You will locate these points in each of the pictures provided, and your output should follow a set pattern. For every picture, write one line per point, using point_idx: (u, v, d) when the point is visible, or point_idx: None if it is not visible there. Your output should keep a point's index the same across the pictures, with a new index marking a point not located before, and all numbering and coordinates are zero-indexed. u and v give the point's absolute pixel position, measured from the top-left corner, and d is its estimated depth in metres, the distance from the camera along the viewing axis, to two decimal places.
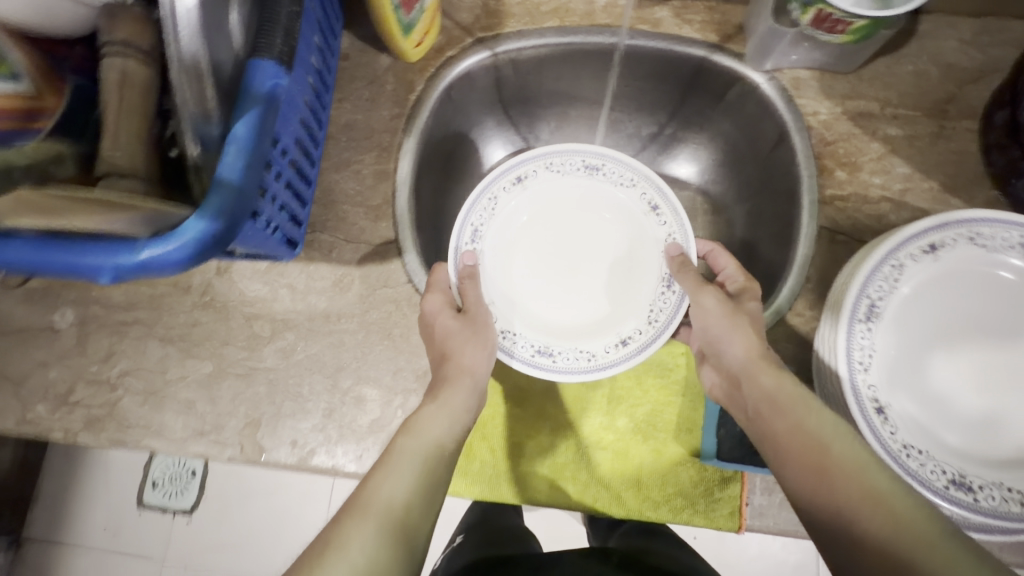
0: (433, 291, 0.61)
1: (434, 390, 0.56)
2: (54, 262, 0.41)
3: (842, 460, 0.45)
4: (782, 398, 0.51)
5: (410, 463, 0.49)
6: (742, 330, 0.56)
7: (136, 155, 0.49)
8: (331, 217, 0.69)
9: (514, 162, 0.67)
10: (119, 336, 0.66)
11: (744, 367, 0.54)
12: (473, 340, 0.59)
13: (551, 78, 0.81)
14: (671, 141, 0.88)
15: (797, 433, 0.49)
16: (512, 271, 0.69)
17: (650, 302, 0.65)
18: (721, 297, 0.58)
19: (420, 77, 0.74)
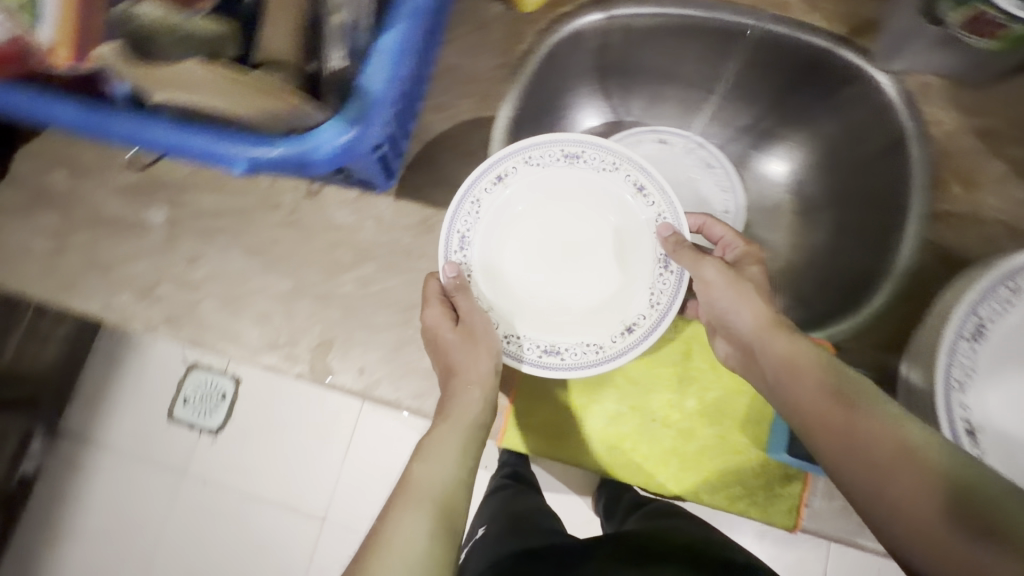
0: (428, 308, 0.60)
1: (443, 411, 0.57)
2: (195, 145, 0.43)
3: (870, 421, 0.46)
4: (805, 364, 0.50)
5: (432, 479, 0.52)
6: (745, 294, 0.55)
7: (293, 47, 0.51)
8: (425, 157, 0.69)
9: (492, 160, 0.60)
10: (206, 241, 0.68)
11: (756, 333, 0.53)
12: (472, 348, 0.58)
13: (658, 51, 0.77)
14: (766, 136, 0.82)
15: (820, 394, 0.48)
16: (507, 273, 0.64)
17: (649, 285, 0.61)
18: (721, 266, 0.56)
19: (531, 30, 0.72)
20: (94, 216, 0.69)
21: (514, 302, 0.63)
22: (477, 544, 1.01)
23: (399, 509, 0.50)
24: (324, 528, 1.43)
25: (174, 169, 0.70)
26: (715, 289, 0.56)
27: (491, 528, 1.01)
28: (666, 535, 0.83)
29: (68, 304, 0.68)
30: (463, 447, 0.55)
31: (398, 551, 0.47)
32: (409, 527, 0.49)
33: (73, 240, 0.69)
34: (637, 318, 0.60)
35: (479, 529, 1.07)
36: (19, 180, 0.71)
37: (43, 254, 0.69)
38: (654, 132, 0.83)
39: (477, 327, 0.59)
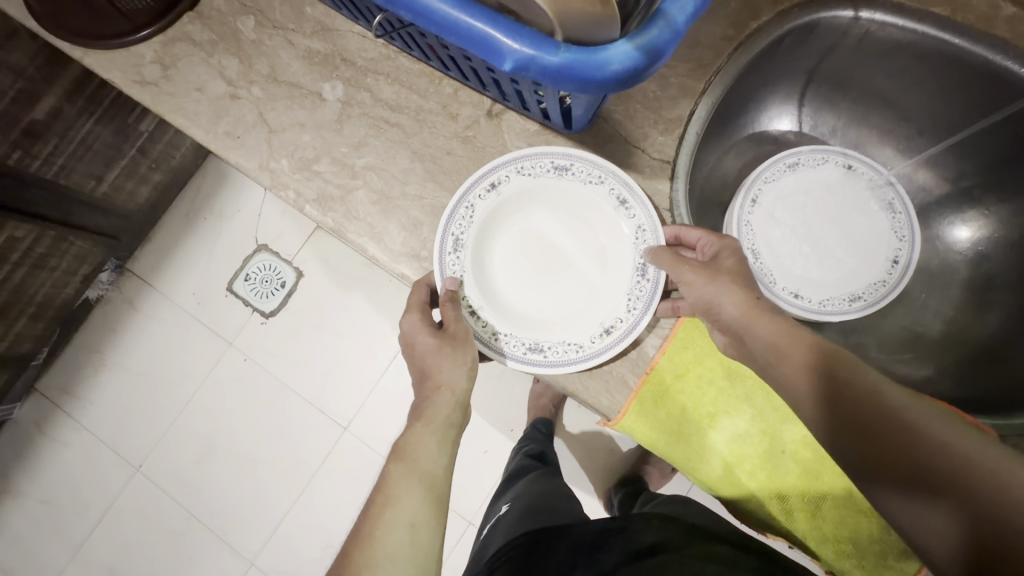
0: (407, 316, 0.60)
1: (418, 412, 0.58)
2: (473, 29, 0.39)
3: (894, 416, 0.46)
4: (807, 352, 0.49)
5: (412, 473, 0.54)
6: (725, 285, 0.53)
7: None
8: (620, 111, 0.64)
9: (485, 167, 0.60)
10: (377, 131, 0.66)
11: (744, 317, 0.51)
12: (443, 357, 0.56)
13: (886, 69, 0.71)
14: (962, 198, 0.75)
15: (839, 390, 0.47)
16: (490, 278, 0.61)
17: (625, 290, 0.58)
18: (695, 265, 0.54)
19: (770, 8, 0.65)
20: (273, 73, 0.68)
21: (494, 301, 0.60)
22: (499, 522, 1.00)
23: (387, 501, 0.52)
24: (343, 437, 1.42)
25: (363, 49, 0.67)
26: (694, 289, 0.54)
27: (514, 505, 1.01)
28: (682, 539, 0.73)
29: (228, 152, 0.67)
30: (441, 445, 0.56)
31: (390, 540, 0.49)
32: (394, 519, 0.50)
33: (248, 91, 0.68)
34: (615, 320, 0.57)
35: (501, 508, 1.06)
36: (211, 16, 0.69)
37: (216, 96, 0.68)
38: (843, 155, 0.77)
39: (452, 336, 0.57)
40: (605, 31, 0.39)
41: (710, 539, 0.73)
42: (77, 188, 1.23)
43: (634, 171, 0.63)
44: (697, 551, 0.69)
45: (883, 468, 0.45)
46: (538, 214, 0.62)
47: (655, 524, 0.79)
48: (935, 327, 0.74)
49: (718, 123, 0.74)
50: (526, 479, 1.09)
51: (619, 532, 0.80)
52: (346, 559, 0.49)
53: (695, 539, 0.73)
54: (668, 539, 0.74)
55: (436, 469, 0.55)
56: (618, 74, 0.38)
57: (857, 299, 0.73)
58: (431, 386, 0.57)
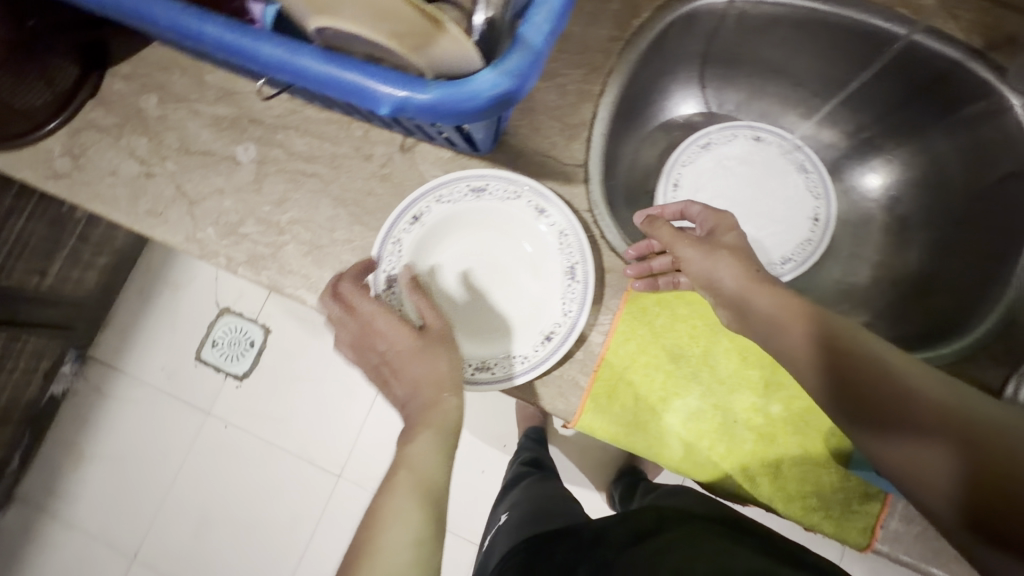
0: (375, 320, 0.54)
1: (410, 423, 0.51)
2: (346, 81, 0.40)
3: (890, 380, 0.46)
4: (805, 327, 0.50)
5: (408, 487, 0.47)
6: (724, 258, 0.55)
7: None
8: (525, 124, 0.66)
9: (405, 201, 0.61)
10: (295, 184, 0.67)
11: (740, 290, 0.53)
12: (430, 358, 0.52)
13: (770, 43, 0.76)
14: (866, 147, 0.80)
15: (837, 361, 0.48)
16: None
17: (558, 295, 0.60)
18: (695, 241, 0.57)
19: (648, 4, 0.69)
20: (184, 145, 0.69)
21: None
22: (501, 530, 1.00)
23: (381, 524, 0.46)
24: (339, 486, 1.40)
25: (268, 108, 0.69)
26: (692, 264, 0.56)
27: (512, 514, 1.00)
28: (670, 526, 0.73)
29: (152, 231, 0.67)
30: (440, 455, 0.49)
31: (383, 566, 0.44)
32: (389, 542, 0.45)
33: (161, 167, 0.68)
34: (554, 325, 0.59)
35: (501, 517, 1.06)
36: (112, 100, 0.70)
37: (131, 177, 0.68)
38: (751, 128, 0.80)
39: (439, 336, 0.53)
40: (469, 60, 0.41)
41: (701, 523, 0.72)
42: (19, 286, 1.20)
43: (549, 179, 0.65)
44: (680, 539, 0.69)
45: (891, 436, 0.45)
46: (465, 236, 0.64)
47: (651, 517, 0.78)
48: (866, 273, 0.79)
49: (626, 118, 0.77)
50: (521, 488, 1.09)
51: (613, 529, 0.79)
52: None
53: (684, 525, 0.72)
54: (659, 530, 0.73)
55: (438, 478, 0.48)
56: (487, 101, 0.40)
57: (789, 261, 0.77)
58: (423, 394, 0.51)
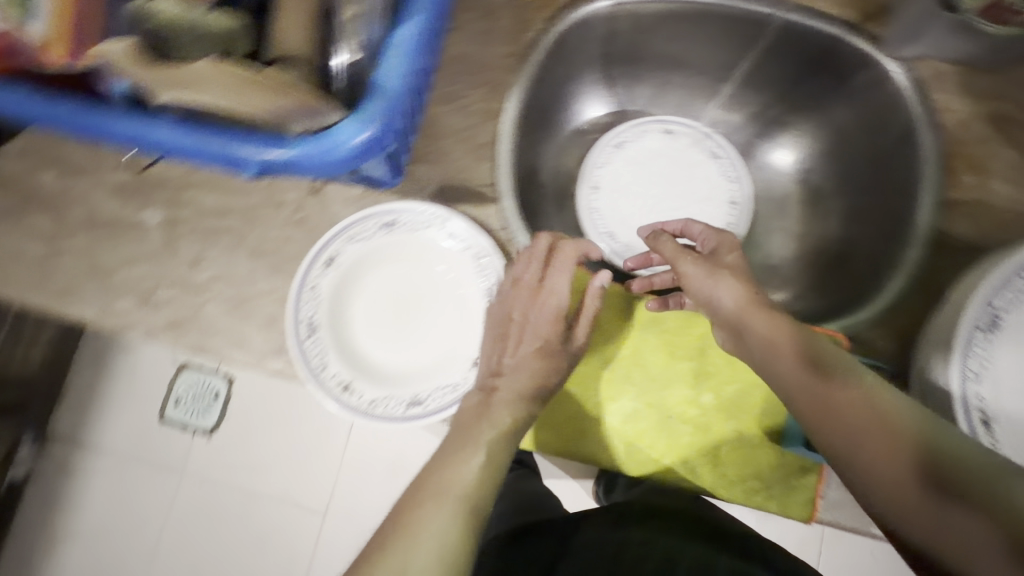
0: (548, 294, 0.57)
1: (476, 410, 0.54)
2: (205, 149, 0.40)
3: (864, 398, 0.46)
4: (791, 343, 0.50)
5: (466, 469, 0.51)
6: (725, 279, 0.56)
7: (309, 40, 0.47)
8: (432, 151, 0.66)
9: (317, 245, 0.61)
10: (208, 243, 0.65)
11: (738, 313, 0.53)
12: (543, 362, 0.56)
13: (665, 37, 0.77)
14: (775, 124, 0.82)
15: (814, 379, 0.48)
16: (357, 347, 0.61)
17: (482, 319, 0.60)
18: (697, 260, 0.58)
19: (538, 17, 0.70)
20: (89, 217, 0.66)
21: (366, 368, 0.60)
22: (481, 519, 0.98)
23: (432, 501, 0.49)
24: (325, 526, 1.36)
25: (171, 168, 0.67)
26: (692, 281, 0.57)
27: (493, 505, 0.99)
28: (650, 535, 0.69)
29: (64, 310, 0.65)
30: (501, 452, 0.53)
31: (425, 540, 0.46)
32: (439, 514, 0.48)
33: (67, 243, 0.66)
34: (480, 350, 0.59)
35: None
36: (6, 181, 0.67)
37: (35, 257, 0.66)
38: (660, 122, 0.82)
39: (574, 353, 0.57)
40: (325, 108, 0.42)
41: (681, 534, 0.68)
42: None
43: (462, 203, 0.65)
44: (656, 561, 0.65)
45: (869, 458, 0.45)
46: (384, 271, 0.63)
47: (636, 513, 0.73)
48: (791, 247, 0.81)
49: (536, 129, 0.78)
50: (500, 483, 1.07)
51: (594, 522, 0.75)
52: (373, 556, 0.46)
53: (664, 536, 0.68)
54: (640, 533, 0.69)
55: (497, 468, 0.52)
56: (354, 149, 0.40)
57: None
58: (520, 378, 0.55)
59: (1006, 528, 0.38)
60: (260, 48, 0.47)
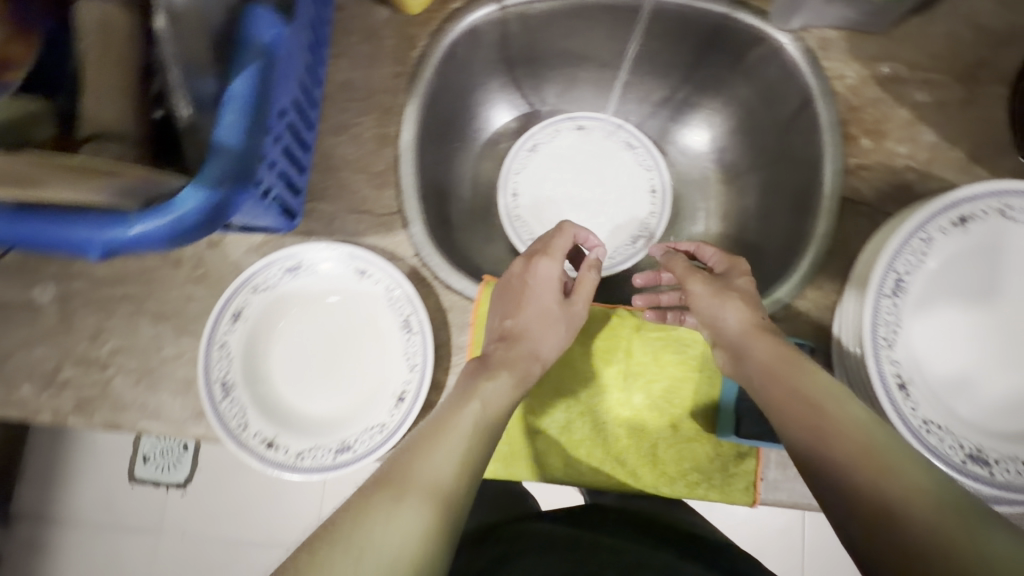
0: (540, 261, 0.62)
1: (460, 399, 0.51)
2: (40, 235, 0.38)
3: (840, 420, 0.46)
4: (775, 361, 0.51)
5: (438, 452, 0.45)
6: (728, 300, 0.57)
7: (125, 112, 0.51)
8: (331, 185, 0.64)
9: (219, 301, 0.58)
10: (108, 313, 0.62)
11: (742, 337, 0.54)
12: (547, 325, 0.58)
13: (560, 35, 0.76)
14: (683, 106, 0.82)
15: (795, 398, 0.49)
16: (279, 400, 0.59)
17: (401, 351, 0.59)
18: (707, 280, 0.59)
19: (423, 32, 0.68)
20: None
21: (289, 421, 0.58)
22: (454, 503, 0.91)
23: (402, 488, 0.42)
24: None
25: None
26: (699, 300, 0.59)
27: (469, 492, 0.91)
28: (619, 540, 0.64)
29: None
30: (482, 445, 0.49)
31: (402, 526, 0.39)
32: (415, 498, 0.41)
33: None
34: (404, 385, 0.57)
35: None
36: None
37: None
38: (571, 119, 0.80)
39: (574, 319, 0.59)
40: (170, 180, 0.43)
41: (652, 541, 0.64)
42: None
43: (369, 235, 0.64)
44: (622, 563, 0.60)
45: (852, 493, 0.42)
46: (298, 317, 0.61)
47: (610, 519, 0.68)
48: (715, 227, 0.82)
49: (444, 145, 0.76)
50: None
51: (568, 521, 0.70)
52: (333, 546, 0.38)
53: (634, 541, 0.64)
54: (608, 538, 0.65)
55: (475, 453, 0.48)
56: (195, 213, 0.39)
57: (641, 237, 0.78)
58: (523, 339, 0.57)
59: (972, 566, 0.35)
60: (69, 132, 0.51)
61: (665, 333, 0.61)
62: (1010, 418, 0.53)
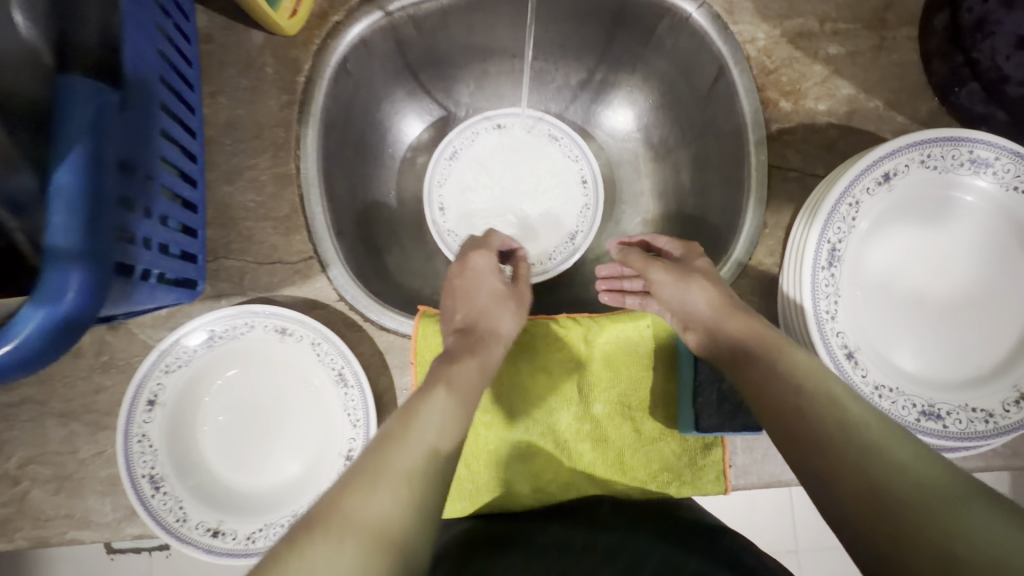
0: (479, 255, 0.63)
1: (423, 395, 0.46)
2: None
3: (816, 399, 0.44)
4: (749, 339, 0.50)
5: (405, 469, 0.39)
6: (695, 284, 0.55)
7: None
8: (235, 238, 0.59)
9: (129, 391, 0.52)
10: (6, 421, 0.56)
11: (715, 316, 0.53)
12: (500, 304, 0.58)
13: (460, 31, 0.71)
14: (603, 87, 0.78)
15: (774, 382, 0.47)
16: (219, 481, 0.54)
17: (341, 408, 0.55)
18: (668, 266, 0.57)
19: (306, 54, 0.62)
20: None
21: (234, 501, 0.54)
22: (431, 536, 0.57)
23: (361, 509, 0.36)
24: None
25: None
26: (665, 288, 0.56)
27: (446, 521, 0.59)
28: (619, 540, 0.51)
29: None
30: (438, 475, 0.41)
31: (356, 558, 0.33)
32: (374, 523, 0.35)
33: None
34: (350, 443, 0.54)
35: None
36: None
37: None
38: (487, 119, 0.76)
39: (521, 300, 0.60)
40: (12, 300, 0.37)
41: (654, 538, 0.51)
42: None
43: (287, 286, 0.59)
44: (623, 564, 0.48)
45: (835, 467, 0.40)
46: (224, 389, 0.56)
47: (605, 512, 0.56)
48: (653, 207, 0.78)
49: (357, 168, 0.70)
50: None
51: (552, 514, 0.56)
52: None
53: (636, 539, 0.51)
54: (606, 538, 0.51)
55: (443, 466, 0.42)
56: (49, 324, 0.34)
57: (577, 234, 0.76)
58: (481, 324, 0.55)
59: (954, 556, 0.32)
60: None
61: (614, 336, 0.59)
62: (956, 366, 0.53)
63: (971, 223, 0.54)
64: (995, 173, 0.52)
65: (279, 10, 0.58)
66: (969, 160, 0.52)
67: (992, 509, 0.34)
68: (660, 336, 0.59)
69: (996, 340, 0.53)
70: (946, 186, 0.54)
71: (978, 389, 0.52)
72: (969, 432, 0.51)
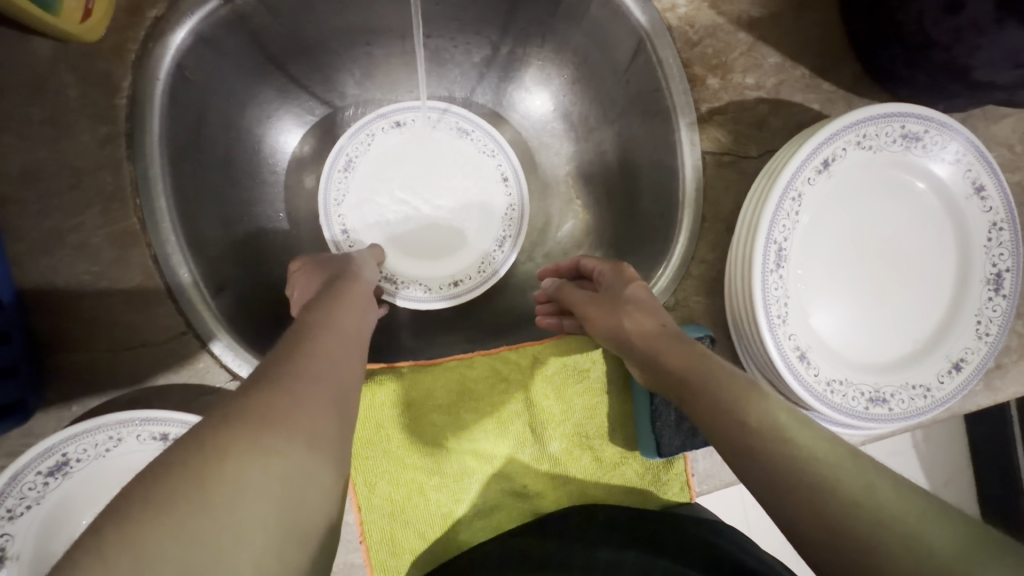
0: (295, 263, 0.52)
1: (296, 352, 0.34)
2: None
3: (763, 429, 0.35)
4: (683, 364, 0.42)
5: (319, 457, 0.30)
6: (623, 314, 0.48)
7: None
8: (71, 322, 0.45)
9: None
10: None
11: (649, 345, 0.45)
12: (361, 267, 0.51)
13: (328, 10, 0.56)
14: (511, 65, 0.67)
15: (718, 413, 0.38)
16: None
17: None
18: (596, 299, 0.51)
19: (123, 66, 0.47)
20: None
21: None
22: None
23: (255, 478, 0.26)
24: None
25: None
26: (597, 324, 0.50)
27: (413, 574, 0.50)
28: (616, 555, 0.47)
29: None
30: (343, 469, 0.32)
31: (254, 516, 0.25)
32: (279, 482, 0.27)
33: None
34: None
35: None
36: None
37: None
38: (382, 117, 0.65)
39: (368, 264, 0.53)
40: None
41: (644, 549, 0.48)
42: None
43: (160, 372, 0.47)
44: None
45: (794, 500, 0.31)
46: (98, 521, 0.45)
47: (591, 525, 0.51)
48: (579, 193, 0.69)
49: (227, 196, 0.56)
50: None
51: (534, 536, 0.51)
52: (131, 545, 0.23)
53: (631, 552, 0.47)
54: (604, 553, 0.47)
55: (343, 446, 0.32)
56: None
57: (505, 239, 0.68)
58: (347, 277, 0.47)
59: None
60: None
61: (560, 366, 0.53)
62: (895, 345, 0.53)
63: (900, 198, 0.53)
64: (925, 146, 0.51)
65: (64, 13, 0.42)
66: (901, 136, 0.50)
67: (961, 541, 0.27)
68: (609, 357, 0.54)
69: (929, 311, 0.54)
70: (879, 164, 0.52)
71: (916, 366, 0.52)
72: (911, 409, 0.51)
